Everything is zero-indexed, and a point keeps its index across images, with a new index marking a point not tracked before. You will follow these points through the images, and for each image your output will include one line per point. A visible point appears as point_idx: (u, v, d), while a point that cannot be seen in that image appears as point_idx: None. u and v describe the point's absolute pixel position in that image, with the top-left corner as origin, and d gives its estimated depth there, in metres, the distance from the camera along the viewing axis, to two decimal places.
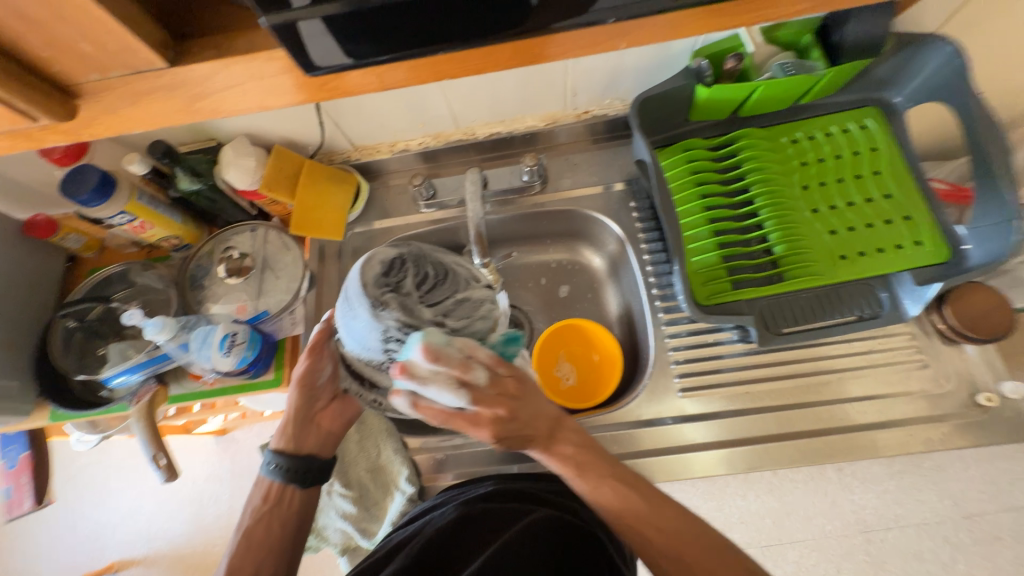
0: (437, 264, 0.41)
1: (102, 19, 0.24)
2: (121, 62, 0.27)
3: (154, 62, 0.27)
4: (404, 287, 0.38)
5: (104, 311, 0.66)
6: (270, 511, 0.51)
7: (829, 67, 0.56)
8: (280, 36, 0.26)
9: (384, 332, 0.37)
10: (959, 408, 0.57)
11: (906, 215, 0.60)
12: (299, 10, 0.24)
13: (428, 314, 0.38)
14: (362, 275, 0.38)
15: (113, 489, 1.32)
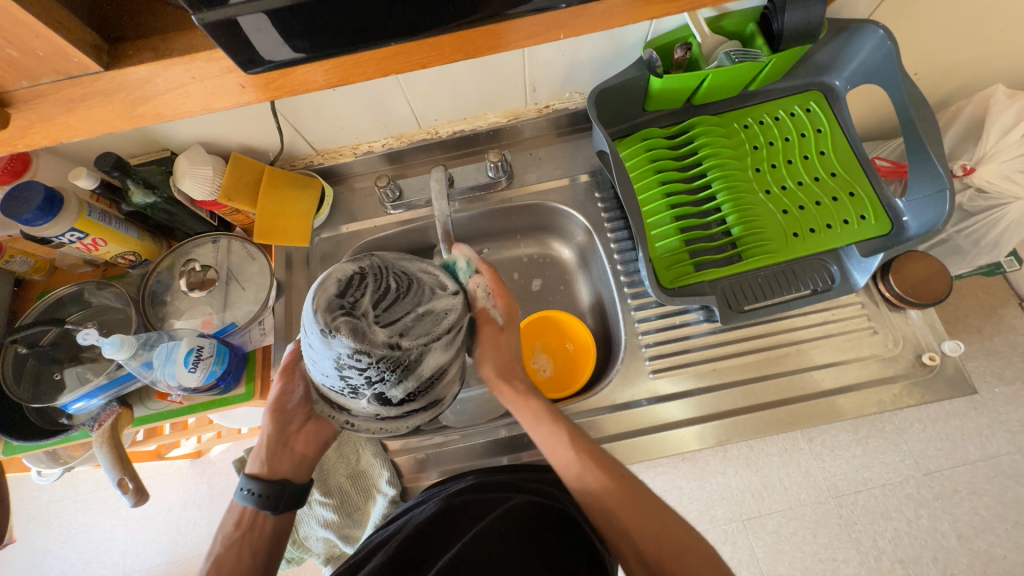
0: (398, 277, 0.41)
1: (27, 24, 0.23)
2: (52, 68, 0.26)
3: (89, 66, 0.26)
4: (360, 307, 0.38)
5: (59, 336, 0.63)
6: (242, 538, 0.49)
7: (773, 54, 0.58)
8: (218, 34, 0.25)
9: (338, 358, 0.38)
10: (907, 368, 0.61)
11: (851, 191, 0.64)
12: (235, 6, 0.24)
13: (383, 335, 0.38)
14: (316, 298, 0.38)
15: (82, 523, 1.26)
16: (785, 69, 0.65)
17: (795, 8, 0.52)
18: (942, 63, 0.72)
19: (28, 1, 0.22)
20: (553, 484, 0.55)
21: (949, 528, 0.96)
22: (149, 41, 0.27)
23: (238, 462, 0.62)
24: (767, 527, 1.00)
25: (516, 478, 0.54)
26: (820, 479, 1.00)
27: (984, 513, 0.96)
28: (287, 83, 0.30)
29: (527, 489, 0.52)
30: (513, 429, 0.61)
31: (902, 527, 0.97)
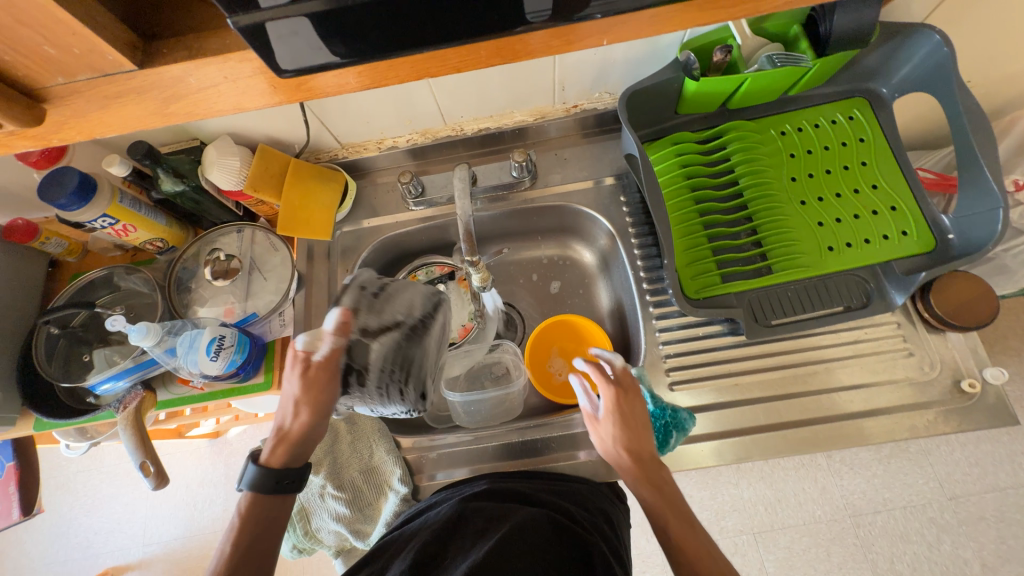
0: (445, 330, 0.58)
1: (65, 22, 0.23)
2: (89, 65, 0.25)
3: (124, 64, 0.26)
4: (436, 357, 0.55)
5: (88, 317, 0.65)
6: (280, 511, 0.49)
7: (816, 59, 0.56)
8: (251, 38, 0.24)
9: (415, 400, 0.52)
10: (944, 394, 0.58)
11: (892, 205, 0.61)
12: (267, 10, 0.23)
13: (435, 386, 0.55)
14: (421, 335, 0.52)
15: (106, 494, 1.31)
16: (828, 75, 0.62)
17: (844, 13, 0.49)
18: (1001, 72, 0.68)
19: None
20: (565, 494, 0.54)
21: (973, 556, 0.92)
22: (183, 40, 0.27)
23: None
24: (780, 542, 0.98)
25: (531, 488, 0.54)
26: (838, 497, 0.97)
27: (1012, 543, 0.92)
28: (321, 88, 0.29)
29: (539, 498, 0.52)
30: (526, 434, 0.61)
31: (922, 551, 0.93)
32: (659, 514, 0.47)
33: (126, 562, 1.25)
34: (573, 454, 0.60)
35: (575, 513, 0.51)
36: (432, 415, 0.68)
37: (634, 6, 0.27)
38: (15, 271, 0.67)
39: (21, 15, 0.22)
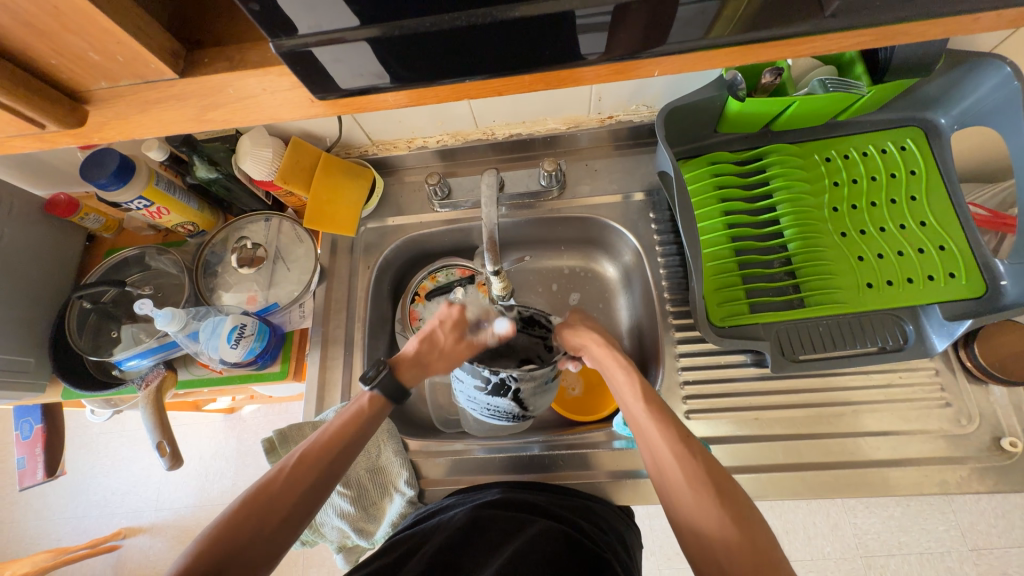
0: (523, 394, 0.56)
1: (110, 30, 0.23)
2: (131, 72, 0.25)
3: (165, 73, 0.26)
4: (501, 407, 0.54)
5: (118, 295, 0.67)
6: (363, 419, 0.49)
7: (872, 86, 0.53)
8: (297, 63, 0.24)
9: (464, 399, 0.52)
10: (981, 451, 0.54)
11: (941, 244, 0.57)
12: (312, 36, 0.23)
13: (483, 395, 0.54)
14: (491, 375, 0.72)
15: (124, 457, 1.36)
16: (882, 102, 0.58)
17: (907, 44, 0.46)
18: None
19: (114, 9, 0.22)
20: (579, 512, 0.53)
21: None
22: (224, 49, 0.26)
23: (267, 439, 0.58)
24: None
25: (545, 501, 0.53)
26: (850, 535, 0.93)
27: None
28: (365, 108, 0.29)
29: (553, 513, 0.51)
30: (531, 449, 0.61)
31: None
32: (623, 397, 0.48)
33: (139, 525, 1.30)
34: (581, 474, 0.59)
35: (588, 529, 0.50)
36: (442, 419, 0.70)
37: (697, 47, 0.26)
38: (55, 245, 0.70)
39: (69, 22, 0.22)
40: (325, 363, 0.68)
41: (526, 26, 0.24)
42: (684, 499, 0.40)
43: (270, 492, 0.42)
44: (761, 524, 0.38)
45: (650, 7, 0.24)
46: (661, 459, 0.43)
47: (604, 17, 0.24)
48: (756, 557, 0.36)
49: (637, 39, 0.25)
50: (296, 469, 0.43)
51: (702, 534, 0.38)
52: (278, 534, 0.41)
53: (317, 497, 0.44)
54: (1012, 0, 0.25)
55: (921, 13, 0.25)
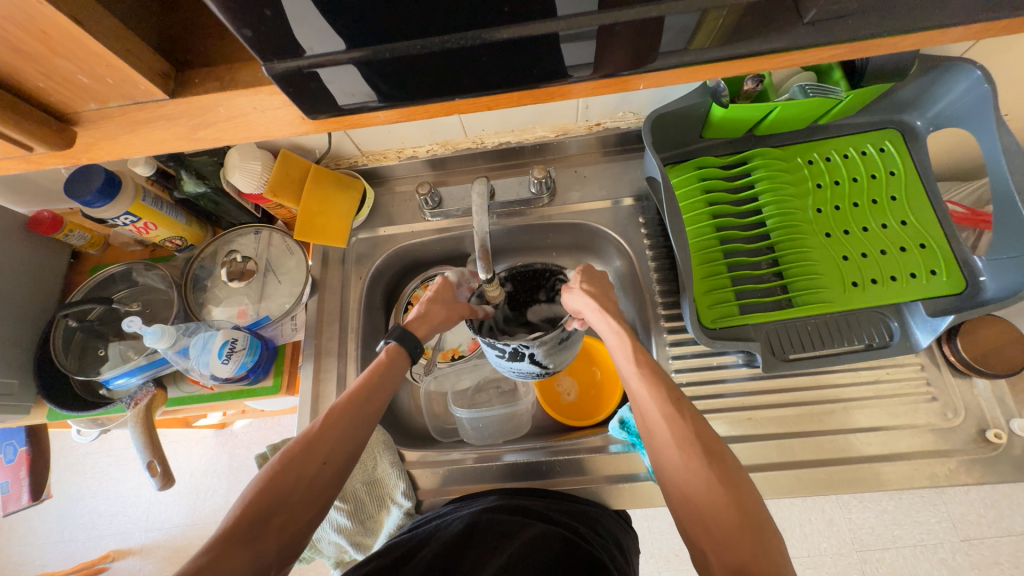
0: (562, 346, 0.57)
1: (99, 53, 0.23)
2: (120, 94, 0.25)
3: (155, 94, 0.26)
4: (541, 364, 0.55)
5: (105, 312, 0.66)
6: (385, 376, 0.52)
7: (849, 91, 0.55)
8: (292, 84, 0.25)
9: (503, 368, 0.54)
10: (967, 443, 0.56)
11: (922, 242, 0.58)
12: (311, 58, 0.23)
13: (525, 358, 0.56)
14: None
15: (112, 478, 1.33)
16: (860, 106, 0.60)
17: None
18: None
19: (102, 32, 0.22)
20: (579, 517, 0.53)
21: None
22: (214, 69, 0.26)
23: (260, 455, 0.57)
24: None
25: (542, 506, 0.53)
26: (845, 530, 0.94)
27: None
28: (355, 124, 0.29)
29: (551, 518, 0.51)
30: (528, 456, 0.61)
31: None
32: (619, 359, 0.49)
33: (129, 547, 1.27)
34: (578, 479, 0.59)
35: (587, 534, 0.50)
36: (438, 428, 0.70)
37: (681, 62, 0.27)
38: (40, 264, 0.68)
39: (58, 46, 0.22)
40: (319, 375, 0.68)
41: (513, 46, 0.24)
42: (676, 463, 0.41)
43: (308, 440, 0.45)
44: (747, 487, 0.39)
45: (635, 27, 0.24)
46: (654, 424, 0.44)
47: (589, 36, 0.24)
48: (741, 517, 0.37)
49: (623, 57, 0.26)
50: (326, 422, 0.46)
51: (691, 495, 0.40)
52: (320, 479, 0.44)
53: (353, 443, 0.47)
54: (981, 14, 0.25)
55: (893, 28, 0.26)
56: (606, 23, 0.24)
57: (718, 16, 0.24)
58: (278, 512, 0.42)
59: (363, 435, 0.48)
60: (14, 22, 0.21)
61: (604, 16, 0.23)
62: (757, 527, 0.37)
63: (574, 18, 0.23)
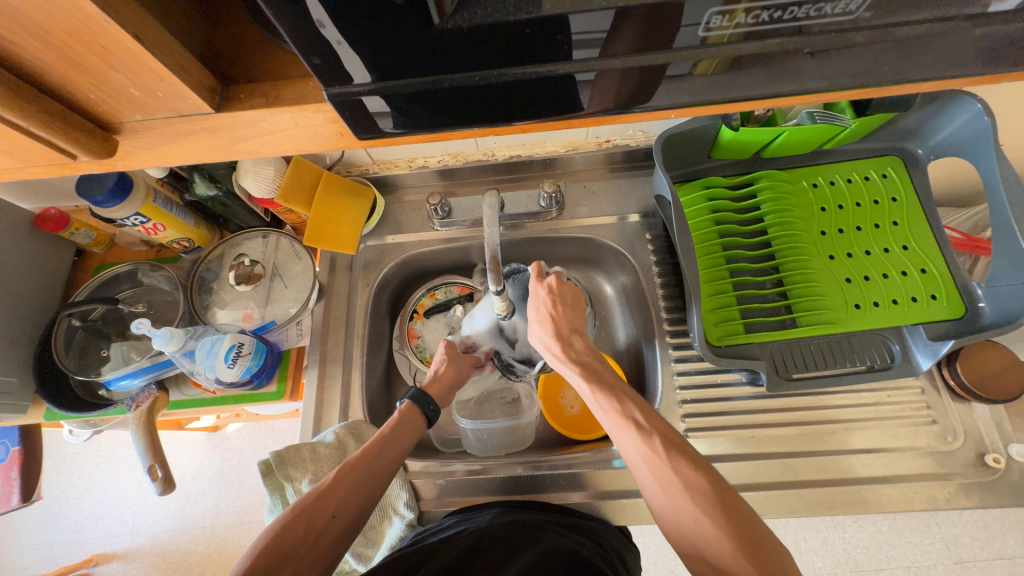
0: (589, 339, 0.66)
1: (154, 69, 0.23)
2: (166, 107, 0.26)
3: (200, 108, 0.26)
4: None
5: (108, 312, 0.65)
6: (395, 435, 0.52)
7: (855, 118, 0.56)
8: (339, 105, 0.25)
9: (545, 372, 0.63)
10: (966, 467, 0.56)
11: (923, 267, 0.60)
12: (362, 86, 0.24)
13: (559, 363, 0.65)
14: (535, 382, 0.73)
15: (100, 479, 1.30)
16: (865, 132, 0.62)
17: None
18: None
19: (160, 49, 0.23)
20: (582, 532, 0.53)
21: None
22: (259, 85, 0.27)
23: (263, 462, 0.56)
24: None
25: (546, 520, 0.53)
26: (840, 549, 0.93)
27: None
28: (384, 143, 0.29)
29: (556, 531, 0.51)
30: (531, 468, 0.61)
31: None
32: (594, 402, 0.49)
33: (113, 551, 1.24)
34: (581, 493, 0.59)
35: (592, 549, 0.50)
36: (440, 438, 0.70)
37: (711, 99, 0.28)
38: (46, 261, 0.68)
39: (115, 62, 0.23)
40: (323, 383, 0.67)
41: (549, 82, 0.25)
42: (663, 502, 0.42)
43: (322, 491, 0.45)
44: (735, 506, 0.39)
45: (669, 65, 0.25)
46: (634, 464, 0.44)
47: (626, 72, 0.25)
48: (733, 541, 0.37)
49: (654, 93, 0.27)
50: (341, 476, 0.46)
51: (686, 532, 0.40)
52: (327, 534, 0.43)
53: (364, 496, 0.47)
54: (1004, 67, 0.26)
55: (919, 75, 0.26)
56: (646, 63, 0.24)
57: (754, 59, 0.25)
58: (285, 566, 0.41)
59: (374, 490, 0.48)
60: (79, 40, 0.21)
61: (643, 59, 0.24)
62: (755, 549, 0.36)
63: (614, 58, 0.24)
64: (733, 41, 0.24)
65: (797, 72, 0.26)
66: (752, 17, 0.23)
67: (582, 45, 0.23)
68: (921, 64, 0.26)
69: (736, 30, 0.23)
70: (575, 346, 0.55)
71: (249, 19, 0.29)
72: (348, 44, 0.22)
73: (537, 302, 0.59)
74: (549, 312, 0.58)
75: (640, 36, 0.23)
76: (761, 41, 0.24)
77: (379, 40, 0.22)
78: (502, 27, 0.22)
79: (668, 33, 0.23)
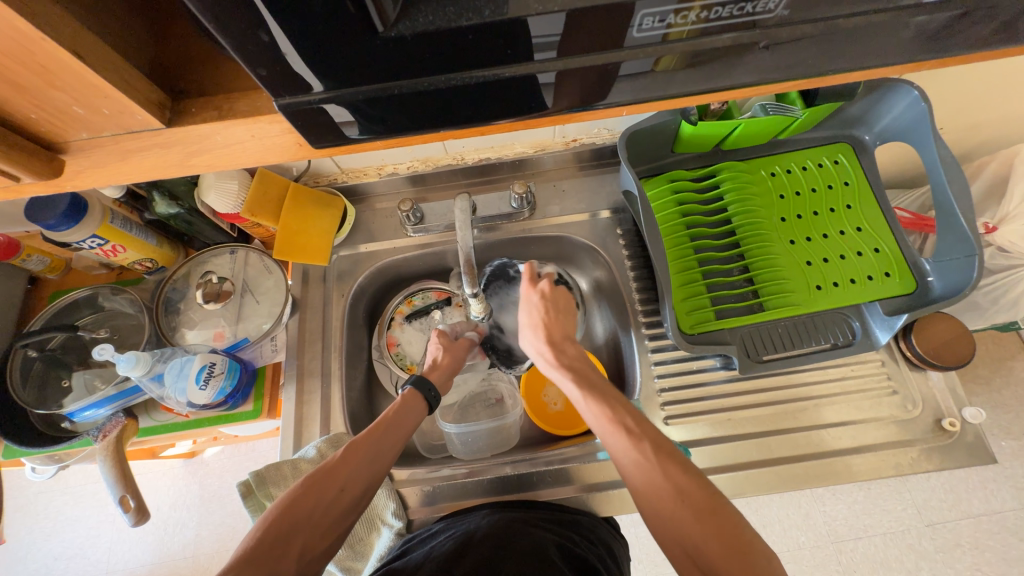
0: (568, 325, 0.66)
1: (99, 87, 0.23)
2: (115, 124, 0.25)
3: (151, 123, 0.26)
4: None
5: (67, 340, 0.62)
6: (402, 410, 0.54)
7: (805, 108, 0.59)
8: (295, 116, 0.25)
9: None
10: (927, 432, 0.60)
11: (876, 246, 0.63)
12: (317, 95, 0.24)
13: None
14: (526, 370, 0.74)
15: (69, 518, 1.24)
16: (815, 121, 0.65)
17: None
18: (975, 128, 0.71)
19: (103, 65, 0.22)
20: (570, 526, 0.54)
21: None
22: (211, 98, 0.27)
23: (243, 483, 0.55)
24: None
25: (535, 517, 0.53)
26: (821, 523, 0.95)
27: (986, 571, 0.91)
28: (345, 151, 0.29)
29: (544, 527, 0.52)
30: (517, 468, 0.61)
31: None
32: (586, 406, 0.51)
33: None
34: (568, 488, 0.60)
35: (579, 542, 0.51)
36: (426, 445, 0.70)
37: (661, 95, 0.29)
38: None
39: (56, 80, 0.22)
40: (302, 398, 0.66)
41: (503, 85, 0.25)
42: (652, 507, 0.43)
43: (330, 465, 0.46)
44: (722, 507, 0.40)
45: (619, 64, 0.26)
46: (624, 468, 0.46)
47: (579, 73, 0.26)
48: (719, 539, 0.38)
49: (607, 92, 0.28)
50: (352, 450, 0.48)
51: (674, 535, 0.41)
52: (334, 508, 0.44)
53: (373, 472, 0.48)
54: (926, 55, 0.28)
55: (850, 65, 0.28)
56: (595, 64, 0.25)
57: (698, 57, 0.26)
58: (295, 536, 0.42)
59: (381, 469, 0.49)
60: (16, 58, 0.21)
61: (590, 59, 0.25)
62: (739, 545, 0.38)
63: (563, 60, 0.25)
64: (675, 40, 0.25)
65: (740, 67, 0.27)
66: (689, 17, 0.24)
67: (541, 46, 0.24)
68: (849, 55, 0.27)
69: (677, 29, 0.24)
70: (566, 352, 0.57)
71: (198, 31, 0.29)
72: (296, 54, 0.22)
73: (529, 306, 0.62)
74: (541, 317, 0.61)
75: (588, 38, 0.24)
76: (701, 39, 0.25)
77: (327, 49, 0.22)
78: (447, 34, 0.22)
79: (614, 33, 0.24)
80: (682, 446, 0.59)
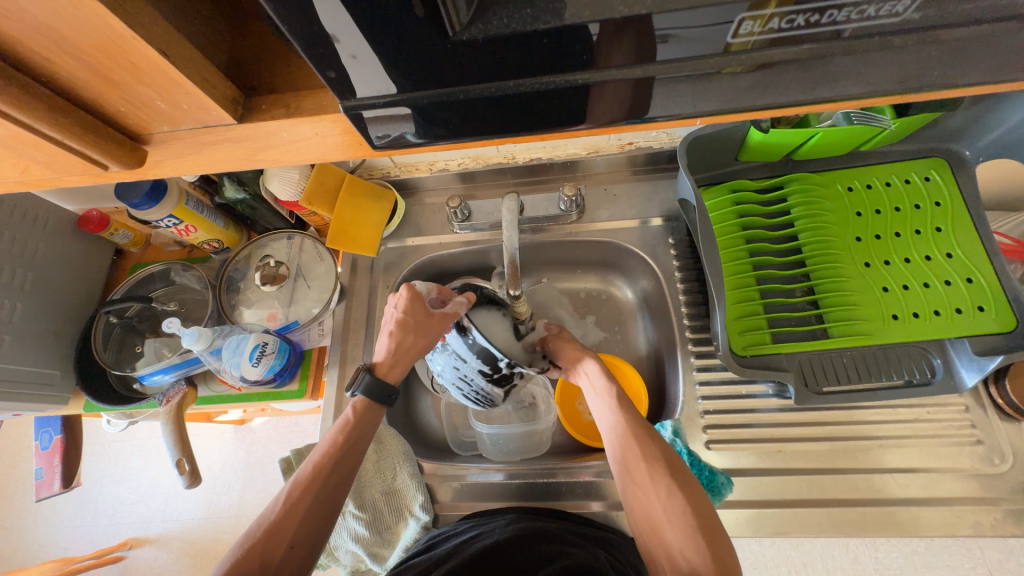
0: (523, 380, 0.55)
1: (180, 83, 0.24)
2: (192, 118, 0.27)
3: (224, 119, 0.27)
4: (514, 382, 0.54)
5: (142, 309, 0.68)
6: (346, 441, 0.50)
7: (896, 118, 0.54)
8: (356, 118, 0.25)
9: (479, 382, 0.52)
10: (1015, 492, 0.52)
11: (968, 276, 0.56)
12: (376, 98, 0.24)
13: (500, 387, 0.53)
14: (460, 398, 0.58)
15: (135, 466, 1.37)
16: (906, 133, 0.59)
17: None
18: None
19: (184, 62, 0.23)
20: (596, 542, 0.52)
21: None
22: (280, 96, 0.27)
23: (284, 459, 0.58)
24: None
25: (559, 529, 0.52)
26: None
27: None
28: (403, 152, 0.29)
29: (567, 539, 0.50)
30: (546, 476, 0.60)
31: None
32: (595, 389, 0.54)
33: (146, 536, 1.30)
34: (597, 503, 0.58)
35: (604, 558, 0.48)
36: (456, 440, 0.70)
37: (738, 107, 0.27)
38: (87, 260, 0.72)
39: (142, 76, 0.24)
40: (343, 383, 0.69)
41: (571, 92, 0.24)
42: (635, 480, 0.46)
43: (271, 528, 0.44)
44: (701, 498, 0.44)
45: (689, 75, 0.24)
46: (623, 439, 0.49)
47: (647, 82, 0.24)
48: (698, 523, 0.42)
49: (675, 103, 0.26)
50: (294, 502, 0.46)
51: (654, 509, 0.44)
52: (288, 565, 0.43)
53: (319, 522, 0.46)
54: None
55: (964, 78, 0.24)
56: (673, 73, 0.24)
57: (786, 66, 0.24)
58: None
59: (328, 515, 0.47)
60: (109, 55, 0.22)
61: (669, 68, 0.24)
62: (713, 539, 0.41)
63: (640, 67, 0.23)
64: (759, 48, 0.23)
65: (834, 78, 0.24)
66: (784, 22, 0.21)
67: (605, 51, 0.22)
68: (969, 66, 0.24)
69: (763, 36, 0.22)
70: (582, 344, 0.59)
71: (273, 29, 0.30)
72: (366, 57, 0.22)
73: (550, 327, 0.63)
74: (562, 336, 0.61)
75: (661, 45, 0.22)
76: (793, 47, 0.23)
77: (398, 51, 0.21)
78: (520, 38, 0.21)
79: (691, 40, 0.22)
80: (725, 473, 0.55)
